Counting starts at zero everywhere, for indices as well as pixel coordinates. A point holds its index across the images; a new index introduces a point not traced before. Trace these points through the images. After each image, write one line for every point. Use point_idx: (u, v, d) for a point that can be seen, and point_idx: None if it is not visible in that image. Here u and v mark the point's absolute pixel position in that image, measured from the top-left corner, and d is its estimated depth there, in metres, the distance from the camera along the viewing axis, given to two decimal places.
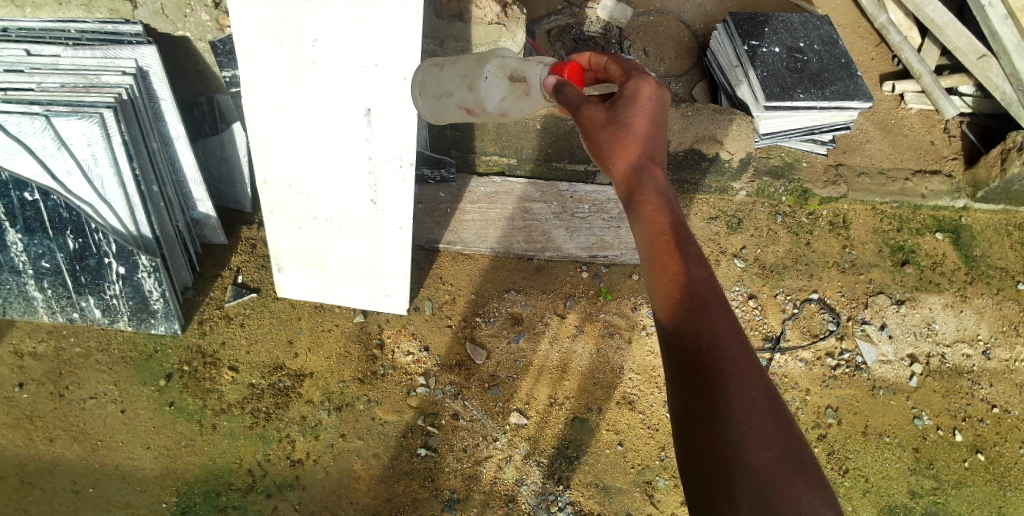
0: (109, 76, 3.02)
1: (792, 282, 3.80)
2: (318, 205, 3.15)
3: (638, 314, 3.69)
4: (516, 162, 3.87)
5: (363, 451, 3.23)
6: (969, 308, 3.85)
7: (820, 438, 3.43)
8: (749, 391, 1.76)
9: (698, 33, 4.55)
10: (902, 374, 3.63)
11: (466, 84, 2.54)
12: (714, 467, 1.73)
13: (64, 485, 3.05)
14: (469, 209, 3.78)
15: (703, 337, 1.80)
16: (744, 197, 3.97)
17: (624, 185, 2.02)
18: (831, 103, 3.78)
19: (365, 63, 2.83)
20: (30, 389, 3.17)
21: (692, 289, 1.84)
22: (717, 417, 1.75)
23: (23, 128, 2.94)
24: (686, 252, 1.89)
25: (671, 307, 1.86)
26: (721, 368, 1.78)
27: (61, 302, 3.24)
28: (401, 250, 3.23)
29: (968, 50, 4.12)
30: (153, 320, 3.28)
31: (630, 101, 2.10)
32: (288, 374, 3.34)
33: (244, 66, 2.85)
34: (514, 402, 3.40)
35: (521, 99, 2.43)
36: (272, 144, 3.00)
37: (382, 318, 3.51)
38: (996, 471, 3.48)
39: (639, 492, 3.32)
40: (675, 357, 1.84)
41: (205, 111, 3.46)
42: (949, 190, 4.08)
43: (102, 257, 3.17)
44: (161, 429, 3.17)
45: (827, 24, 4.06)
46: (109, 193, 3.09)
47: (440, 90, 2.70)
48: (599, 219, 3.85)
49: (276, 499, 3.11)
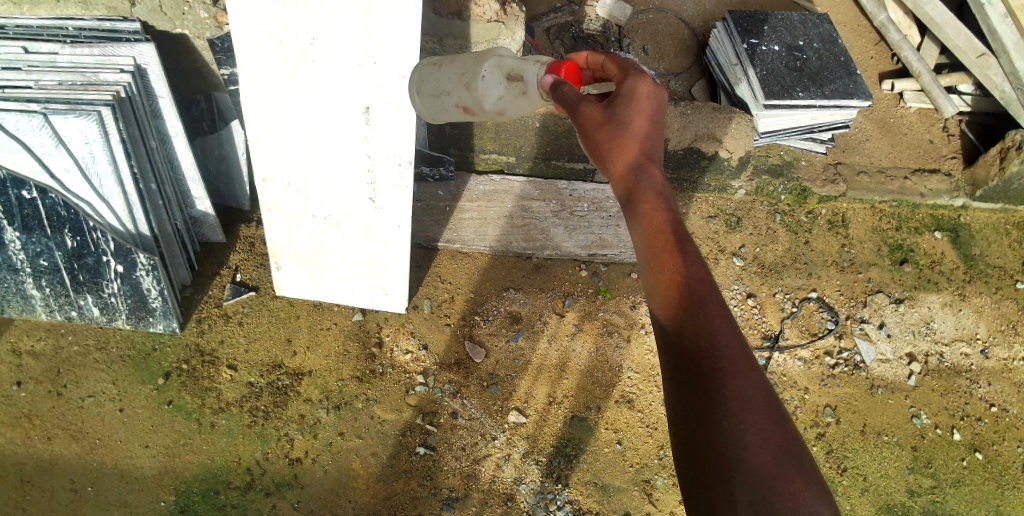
0: (107, 73, 3.01)
1: (791, 281, 3.80)
2: (317, 203, 3.14)
3: (637, 312, 3.69)
4: (515, 160, 3.85)
5: (362, 449, 3.23)
6: (968, 306, 3.86)
7: (819, 437, 3.43)
8: (748, 390, 1.76)
9: (698, 31, 4.55)
10: (901, 373, 3.63)
11: (464, 84, 2.53)
12: (714, 467, 1.73)
13: (62, 483, 3.04)
14: (468, 207, 3.77)
15: (702, 336, 1.80)
16: (744, 195, 3.97)
17: (623, 184, 2.02)
18: (830, 102, 3.78)
19: (364, 60, 2.82)
20: (28, 388, 3.17)
21: (691, 289, 1.84)
22: (716, 417, 1.75)
23: (21, 126, 2.95)
24: (685, 251, 1.89)
25: (670, 306, 1.86)
26: (721, 367, 1.78)
27: (60, 301, 3.23)
28: (400, 248, 3.23)
29: (967, 49, 4.13)
30: (152, 318, 3.28)
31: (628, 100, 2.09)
32: (287, 372, 3.33)
33: (243, 63, 2.84)
34: (513, 401, 3.40)
35: (519, 99, 2.42)
36: (271, 142, 3.00)
37: (382, 317, 3.51)
38: (994, 469, 3.49)
39: (638, 491, 3.33)
40: (674, 356, 1.84)
41: (204, 109, 3.47)
42: (949, 189, 4.07)
43: (100, 255, 3.16)
44: (160, 428, 3.17)
45: (827, 22, 4.05)
46: (108, 191, 3.09)
47: (438, 89, 2.68)
48: (598, 217, 3.85)
49: (274, 498, 3.11)
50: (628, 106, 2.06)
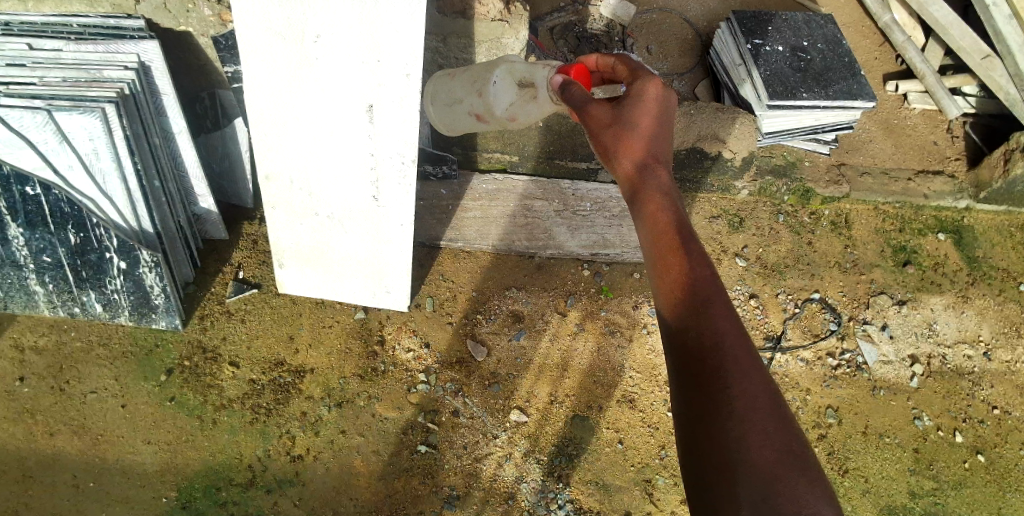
0: (111, 70, 3.01)
1: (794, 282, 3.79)
2: (320, 201, 3.14)
3: (640, 312, 3.69)
4: (518, 159, 3.83)
5: (363, 446, 3.24)
6: (971, 308, 3.85)
7: (820, 438, 3.43)
8: (750, 390, 1.76)
9: (702, 31, 4.55)
10: (903, 375, 3.62)
11: (477, 94, 2.86)
12: (716, 467, 1.73)
13: (64, 479, 3.05)
14: (471, 206, 3.77)
15: (705, 336, 1.81)
16: (747, 196, 3.95)
17: (628, 183, 2.04)
18: (835, 103, 3.78)
19: (368, 58, 2.82)
20: (30, 383, 3.17)
21: (694, 288, 1.85)
22: (718, 417, 1.75)
23: (25, 122, 2.93)
24: (690, 251, 1.90)
25: (674, 306, 1.87)
26: (723, 366, 1.78)
27: (63, 297, 3.24)
28: (402, 246, 3.24)
29: (972, 51, 4.11)
30: (154, 315, 3.28)
31: (635, 100, 2.12)
32: (289, 370, 3.34)
33: (247, 61, 2.84)
34: (514, 399, 3.40)
35: (528, 104, 2.71)
36: (274, 140, 3.00)
37: (383, 315, 3.51)
38: (996, 472, 3.48)
39: (639, 491, 3.33)
40: (676, 355, 1.85)
41: (208, 106, 3.47)
42: (952, 191, 4.07)
43: (103, 252, 3.17)
44: (161, 424, 3.17)
45: (830, 23, 4.05)
46: (111, 187, 3.09)
47: (451, 99, 3.06)
48: (601, 216, 3.84)
49: (276, 495, 3.12)
50: (635, 105, 2.10)
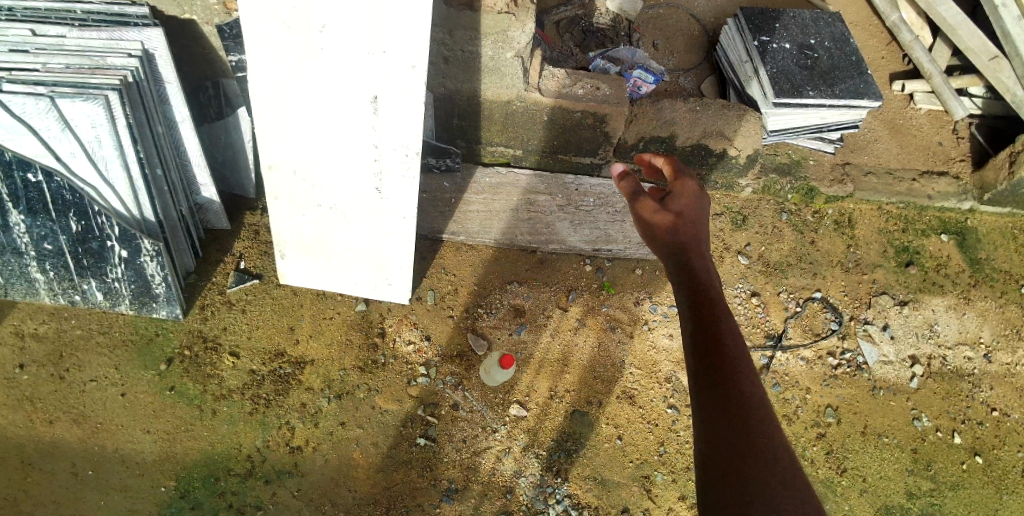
0: (114, 58, 3.00)
1: (796, 280, 3.80)
2: (323, 192, 3.13)
3: (641, 309, 3.68)
4: (522, 153, 3.90)
5: (363, 438, 3.23)
6: (972, 310, 3.85)
7: (819, 437, 3.42)
8: (778, 442, 1.82)
9: (708, 28, 4.54)
10: (903, 375, 3.63)
11: None
12: (730, 472, 1.80)
13: (63, 467, 3.05)
14: (473, 200, 3.80)
15: (734, 395, 1.87)
16: (751, 193, 4.01)
17: (672, 271, 2.12)
18: (841, 101, 3.77)
19: (373, 49, 2.79)
20: (31, 370, 3.18)
21: (727, 364, 1.90)
22: (741, 462, 1.81)
23: (27, 109, 2.91)
24: (722, 327, 1.96)
25: (702, 379, 1.92)
26: (751, 419, 1.84)
27: (63, 285, 3.24)
28: (404, 239, 3.23)
29: (980, 51, 4.10)
30: (155, 304, 3.28)
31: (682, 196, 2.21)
32: (289, 361, 3.33)
33: (251, 50, 2.82)
34: (514, 394, 3.40)
35: None
36: (278, 130, 2.98)
37: (384, 308, 3.52)
38: (994, 473, 3.46)
39: (637, 487, 3.30)
40: (706, 410, 1.88)
41: (211, 95, 3.46)
42: (956, 192, 4.07)
43: (105, 240, 3.16)
44: (161, 413, 3.17)
45: (838, 21, 4.05)
46: (113, 175, 3.07)
47: None
48: (604, 212, 3.86)
49: (274, 485, 3.10)
50: (674, 197, 2.20)
